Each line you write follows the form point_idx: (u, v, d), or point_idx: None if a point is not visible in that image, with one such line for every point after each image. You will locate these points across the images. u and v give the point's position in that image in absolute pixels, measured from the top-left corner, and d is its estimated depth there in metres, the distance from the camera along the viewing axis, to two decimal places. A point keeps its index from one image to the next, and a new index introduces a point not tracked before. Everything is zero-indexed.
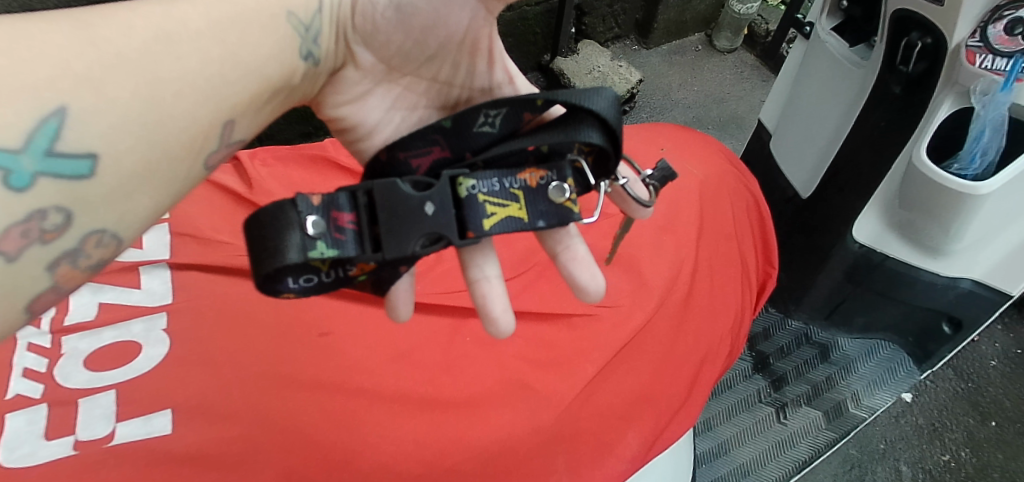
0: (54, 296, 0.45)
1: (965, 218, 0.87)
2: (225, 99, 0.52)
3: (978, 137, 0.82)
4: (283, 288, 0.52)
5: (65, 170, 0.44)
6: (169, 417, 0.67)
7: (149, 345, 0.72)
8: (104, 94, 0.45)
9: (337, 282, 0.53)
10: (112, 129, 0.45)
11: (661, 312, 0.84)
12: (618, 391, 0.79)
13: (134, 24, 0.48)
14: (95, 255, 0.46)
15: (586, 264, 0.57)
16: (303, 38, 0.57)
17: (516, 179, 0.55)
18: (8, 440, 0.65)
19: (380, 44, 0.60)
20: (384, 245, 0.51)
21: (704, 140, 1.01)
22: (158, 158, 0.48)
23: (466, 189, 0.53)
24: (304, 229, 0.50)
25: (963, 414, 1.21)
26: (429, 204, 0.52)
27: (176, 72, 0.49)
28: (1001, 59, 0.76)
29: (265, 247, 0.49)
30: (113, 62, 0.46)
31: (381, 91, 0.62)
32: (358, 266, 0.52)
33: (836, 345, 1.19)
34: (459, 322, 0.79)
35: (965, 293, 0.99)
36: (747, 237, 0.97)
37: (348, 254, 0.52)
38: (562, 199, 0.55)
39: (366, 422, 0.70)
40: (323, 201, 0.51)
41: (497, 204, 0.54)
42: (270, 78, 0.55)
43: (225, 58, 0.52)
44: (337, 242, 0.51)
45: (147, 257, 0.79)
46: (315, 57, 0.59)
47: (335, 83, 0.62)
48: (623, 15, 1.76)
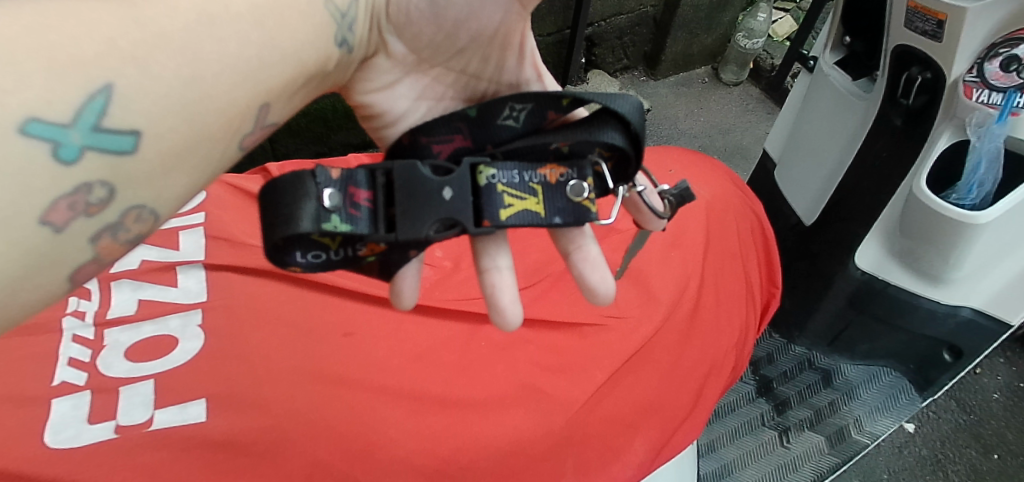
0: (94, 268, 0.46)
1: (965, 246, 0.90)
2: (262, 84, 0.52)
3: (974, 169, 0.87)
4: (291, 261, 0.54)
5: (110, 145, 0.44)
6: (203, 407, 0.71)
7: (185, 340, 0.75)
8: (148, 71, 0.45)
9: (345, 262, 0.57)
10: (154, 106, 0.45)
11: (668, 324, 0.88)
12: (627, 400, 0.82)
13: (179, 5, 0.48)
14: (133, 229, 0.47)
15: (597, 266, 0.59)
16: (339, 24, 0.59)
17: (537, 174, 0.59)
18: (54, 424, 0.68)
19: (412, 35, 0.64)
20: (399, 226, 0.55)
21: (712, 164, 1.05)
22: (197, 138, 0.48)
23: (486, 177, 0.57)
24: (321, 201, 0.53)
25: (966, 446, 1.23)
26: (447, 189, 0.56)
27: (217, 54, 0.49)
28: (997, 94, 0.81)
29: (280, 214, 0.52)
30: (157, 41, 0.46)
31: (410, 81, 0.66)
32: (368, 246, 0.56)
33: (839, 370, 1.22)
34: (475, 327, 0.82)
35: (964, 322, 1.02)
36: (752, 257, 1.01)
37: (361, 231, 0.54)
38: (580, 198, 0.58)
39: (387, 417, 0.73)
40: (342, 176, 0.54)
41: (515, 196, 0.57)
42: (305, 63, 0.55)
43: (264, 43, 0.52)
44: (351, 218, 0.54)
45: (182, 258, 0.82)
46: (349, 44, 0.60)
47: (366, 70, 0.65)
48: (631, 47, 1.83)
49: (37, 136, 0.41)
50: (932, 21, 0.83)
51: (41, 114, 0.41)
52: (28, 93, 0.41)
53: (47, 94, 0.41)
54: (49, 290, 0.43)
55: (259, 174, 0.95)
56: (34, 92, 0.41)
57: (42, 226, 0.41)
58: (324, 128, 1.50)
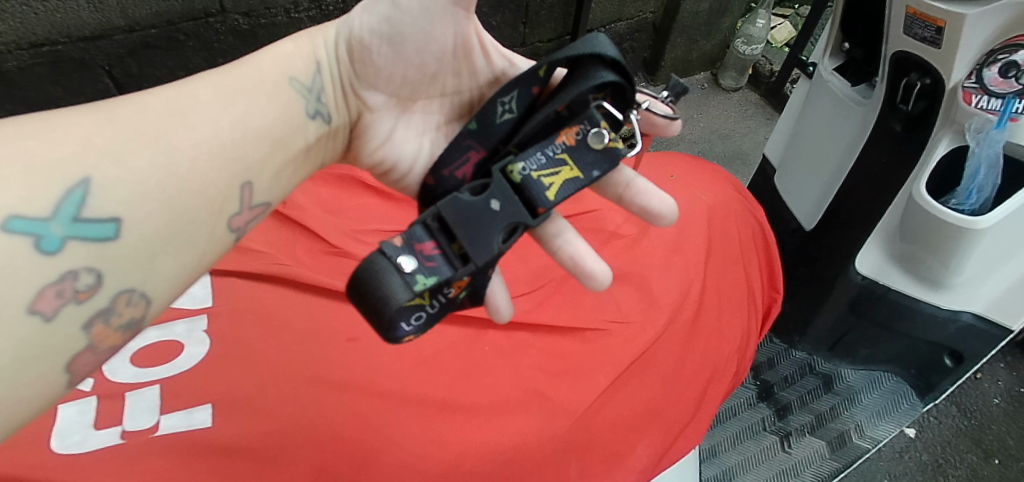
0: (92, 356, 0.51)
1: (965, 251, 0.90)
2: (241, 164, 0.59)
3: (973, 175, 0.87)
4: (400, 334, 0.57)
5: (90, 233, 0.50)
6: (209, 412, 0.71)
7: (190, 345, 0.75)
8: (122, 164, 0.52)
9: (444, 308, 0.59)
10: (130, 195, 0.52)
11: (670, 330, 0.87)
12: (630, 405, 0.82)
13: (150, 104, 0.56)
14: (125, 313, 0.52)
15: (653, 193, 0.64)
16: (307, 99, 0.64)
17: (557, 145, 0.61)
18: (60, 429, 0.68)
19: (385, 80, 0.67)
20: (472, 255, 0.58)
21: (713, 170, 1.06)
22: (179, 222, 0.54)
23: (518, 173, 0.60)
24: (400, 269, 0.56)
25: (966, 451, 1.23)
26: (494, 201, 0.59)
27: (191, 141, 0.56)
28: (995, 99, 0.82)
29: (374, 297, 0.56)
30: (130, 137, 0.54)
31: (404, 124, 0.69)
32: (455, 285, 0.58)
33: (840, 375, 1.22)
34: (478, 332, 0.83)
35: (965, 327, 1.02)
36: (754, 262, 1.02)
37: (444, 275, 0.57)
38: (604, 142, 0.61)
39: (392, 422, 0.73)
40: (404, 240, 0.57)
41: (551, 174, 0.61)
42: (280, 140, 0.62)
43: (235, 124, 0.59)
44: (432, 269, 0.57)
45: None
46: (323, 114, 0.66)
47: (361, 131, 0.69)
48: (631, 53, 1.84)
49: (19, 230, 0.47)
50: (931, 28, 0.84)
51: (21, 211, 0.48)
52: (7, 195, 0.48)
53: (25, 195, 0.48)
54: (42, 376, 0.48)
55: None
56: (15, 194, 0.48)
57: (32, 314, 0.47)
58: None
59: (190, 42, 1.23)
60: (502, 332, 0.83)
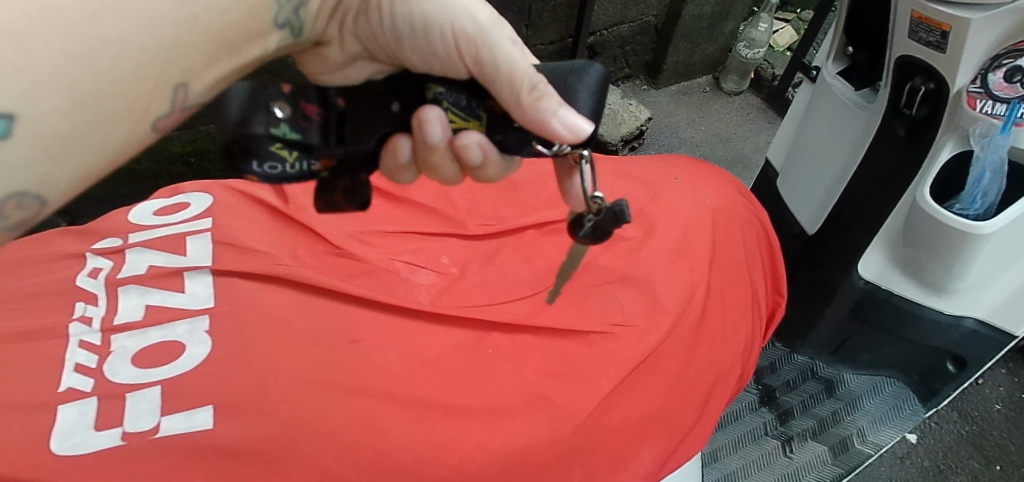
0: None
1: (969, 256, 0.90)
2: (175, 65, 0.54)
3: (978, 179, 0.87)
4: (248, 169, 0.54)
5: None
6: (210, 413, 0.70)
7: (192, 346, 0.75)
8: (31, 55, 0.48)
9: (302, 176, 0.57)
10: (36, 90, 0.49)
11: (674, 334, 0.87)
12: (633, 409, 0.82)
13: None
14: (13, 215, 0.51)
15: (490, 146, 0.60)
16: (284, 10, 0.60)
17: (485, 103, 0.60)
18: (60, 430, 0.68)
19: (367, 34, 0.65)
20: (347, 140, 0.58)
21: (717, 173, 1.05)
22: (85, 119, 0.52)
23: (433, 94, 0.58)
24: (272, 112, 0.55)
25: (968, 457, 1.22)
26: (395, 103, 0.59)
27: (119, 34, 0.51)
28: (1000, 104, 0.82)
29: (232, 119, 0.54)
30: (43, 16, 0.48)
31: (362, 62, 0.69)
32: (322, 161, 0.57)
33: (842, 380, 1.21)
34: (481, 335, 0.82)
35: (968, 332, 1.02)
36: (758, 266, 1.01)
37: (310, 141, 0.57)
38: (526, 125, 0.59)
39: (394, 425, 0.73)
40: (293, 89, 0.56)
41: (457, 116, 0.59)
42: (229, 43, 0.57)
43: (180, 22, 0.53)
44: (301, 128, 0.56)
45: (190, 264, 0.82)
46: (292, 26, 0.62)
47: (324, 47, 0.67)
48: (633, 56, 1.84)
49: None
50: (937, 31, 0.83)
51: None
52: None
53: None
54: None
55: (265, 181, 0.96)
56: None
57: None
58: None
59: None
60: (505, 335, 0.82)
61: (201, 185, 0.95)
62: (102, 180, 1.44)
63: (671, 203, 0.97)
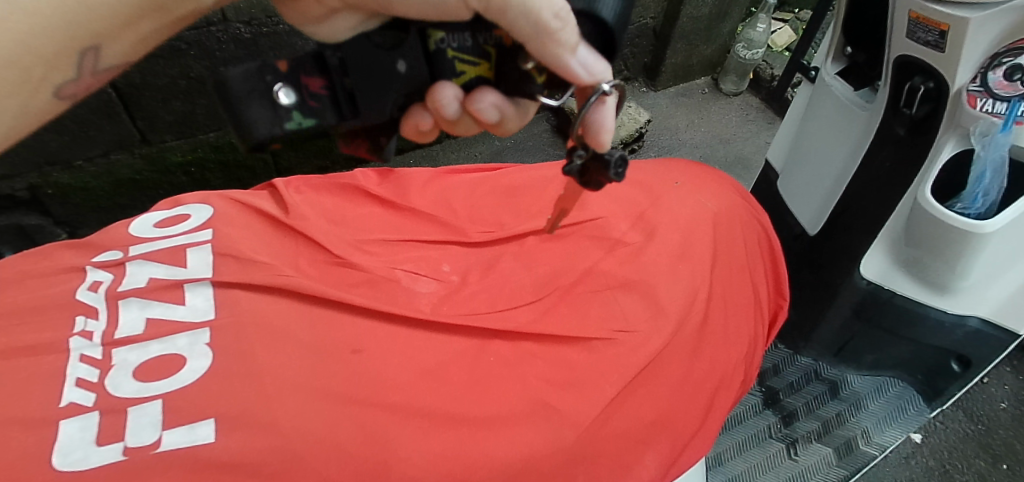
0: None
1: (972, 256, 0.89)
2: (81, 31, 0.58)
3: (979, 178, 0.87)
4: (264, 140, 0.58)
5: None
6: (212, 426, 0.70)
7: (192, 358, 0.74)
8: None
9: (319, 134, 0.59)
10: None
11: (676, 339, 0.87)
12: (636, 414, 0.82)
13: None
14: None
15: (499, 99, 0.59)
16: None
17: (491, 35, 0.57)
18: (61, 446, 0.67)
19: None
20: (360, 108, 0.58)
21: (717, 175, 1.05)
22: None
23: (436, 42, 0.56)
24: (278, 101, 0.57)
25: (974, 456, 1.22)
26: (400, 62, 0.57)
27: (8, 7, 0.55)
28: (1000, 103, 0.81)
29: (244, 119, 0.57)
30: None
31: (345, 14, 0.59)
32: (339, 129, 0.59)
33: (845, 381, 1.21)
34: (483, 343, 0.82)
35: (972, 332, 1.01)
36: (759, 269, 1.01)
37: (327, 121, 0.58)
38: (528, 67, 0.57)
39: (397, 436, 0.72)
40: (291, 65, 0.56)
41: (467, 62, 0.57)
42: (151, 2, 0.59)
43: None
44: (313, 111, 0.57)
45: (190, 275, 0.82)
46: None
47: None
48: (632, 59, 1.83)
49: None
50: (935, 32, 0.83)
51: None
52: None
53: None
54: None
55: (265, 192, 0.96)
56: None
57: None
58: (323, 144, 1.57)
59: (191, 51, 1.31)
60: (507, 342, 0.82)
61: (202, 195, 0.95)
62: (103, 192, 1.44)
63: (672, 207, 0.97)
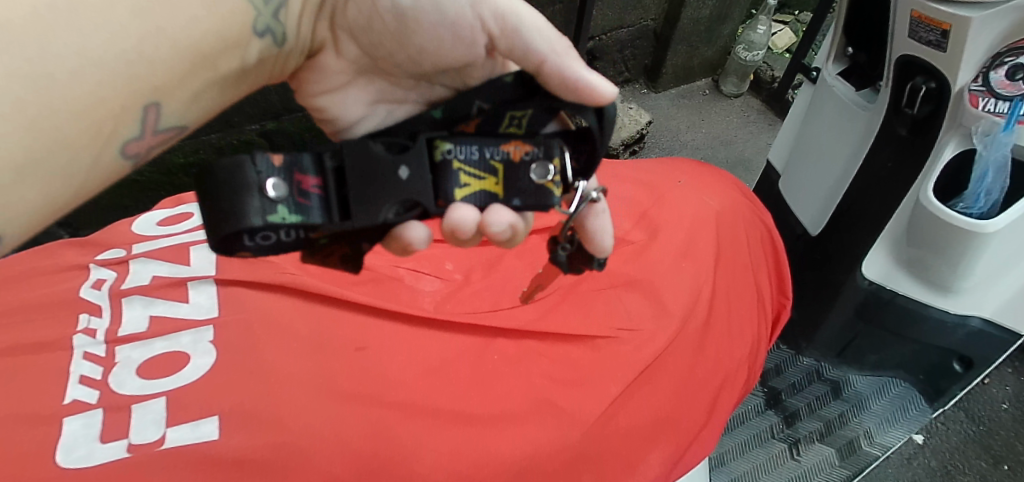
0: None
1: (975, 256, 0.89)
2: (145, 84, 0.54)
3: (982, 177, 0.87)
4: (241, 246, 0.55)
5: None
6: (216, 424, 0.70)
7: (197, 356, 0.74)
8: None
9: (297, 245, 0.57)
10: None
11: (680, 338, 0.86)
12: (640, 413, 0.81)
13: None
14: None
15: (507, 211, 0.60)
16: (261, 14, 0.60)
17: (499, 151, 0.59)
18: (65, 443, 0.67)
19: (365, 41, 0.66)
20: (354, 214, 0.56)
21: (720, 175, 1.05)
22: (44, 145, 0.50)
23: (442, 153, 0.58)
24: (265, 193, 0.55)
25: (975, 457, 1.22)
26: (403, 168, 0.57)
27: (76, 47, 0.49)
28: (1002, 102, 0.81)
29: (224, 208, 0.54)
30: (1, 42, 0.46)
31: (359, 86, 0.69)
32: (322, 233, 0.57)
33: (848, 381, 1.20)
34: (486, 342, 0.81)
35: (974, 332, 1.02)
36: (762, 267, 1.01)
37: (312, 219, 0.56)
38: (544, 180, 0.59)
39: (401, 434, 0.72)
40: (286, 163, 0.56)
41: (472, 175, 0.59)
42: (205, 56, 0.57)
43: (148, 36, 0.53)
44: (301, 208, 0.56)
45: (194, 274, 0.82)
46: (273, 34, 0.62)
47: (314, 68, 0.68)
48: (632, 60, 1.83)
49: None
50: (936, 31, 0.83)
51: None
52: None
53: None
54: None
55: None
56: None
57: None
58: None
59: None
60: (511, 341, 0.82)
61: None
62: (104, 192, 1.43)
63: (675, 206, 0.97)
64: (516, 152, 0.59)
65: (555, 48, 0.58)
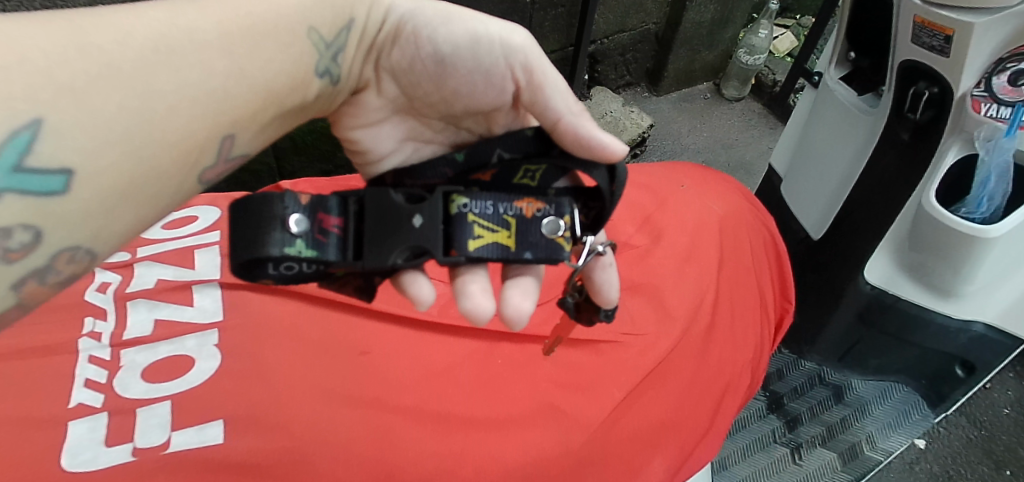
0: (18, 312, 0.47)
1: (978, 260, 0.89)
2: (228, 115, 0.54)
3: (983, 183, 0.87)
4: (263, 274, 0.56)
5: (34, 186, 0.45)
6: (221, 428, 0.70)
7: (202, 360, 0.74)
8: (87, 105, 0.46)
9: (313, 276, 0.58)
10: (92, 144, 0.47)
11: (684, 343, 0.86)
12: (644, 418, 0.81)
13: (135, 32, 0.50)
14: (65, 271, 0.47)
15: (524, 294, 0.58)
16: (322, 55, 0.61)
17: (512, 207, 0.60)
18: (70, 446, 0.67)
19: (408, 83, 0.67)
20: (366, 254, 0.58)
21: (723, 179, 1.05)
22: (144, 173, 0.49)
23: (458, 207, 0.59)
24: (288, 226, 0.55)
25: (977, 462, 1.21)
26: (417, 217, 0.58)
27: (174, 84, 0.51)
28: (1005, 107, 0.82)
29: (248, 236, 0.54)
30: (102, 72, 0.47)
31: (394, 123, 0.70)
32: (335, 268, 0.58)
33: (850, 386, 1.21)
34: (491, 346, 0.81)
35: (977, 337, 1.01)
36: (766, 272, 1.01)
37: (327, 256, 0.57)
38: (555, 235, 0.59)
39: (406, 438, 0.72)
40: (312, 202, 0.57)
41: (486, 227, 0.59)
42: (275, 94, 0.57)
43: (229, 72, 0.54)
44: (317, 243, 0.57)
45: (199, 277, 0.82)
46: (331, 75, 0.62)
47: (354, 105, 0.68)
48: (634, 64, 1.84)
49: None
50: (940, 36, 0.83)
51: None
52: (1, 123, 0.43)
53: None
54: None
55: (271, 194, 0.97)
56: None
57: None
58: (331, 145, 1.44)
59: None
60: (516, 345, 0.82)
61: (208, 198, 0.95)
62: None
63: (679, 210, 0.97)
64: (529, 209, 0.60)
65: (572, 108, 0.62)
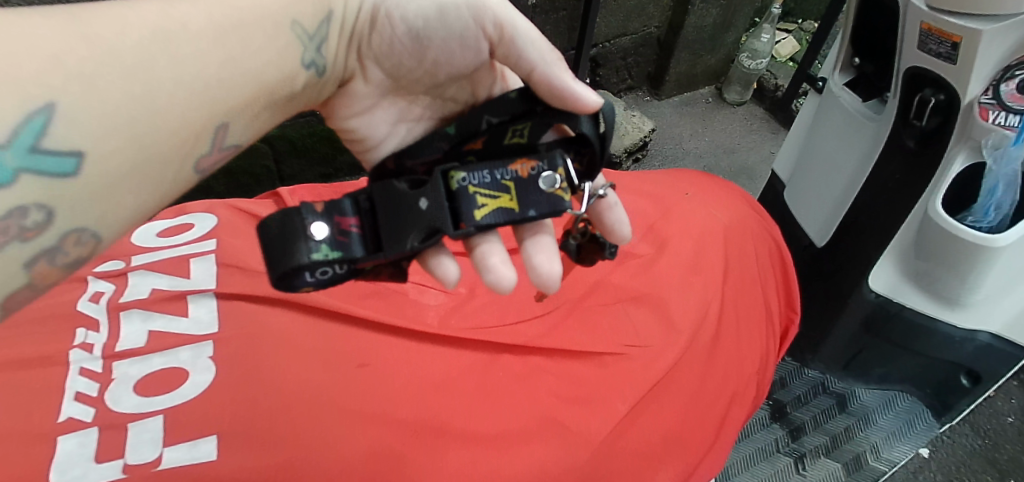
0: (29, 292, 0.51)
1: (985, 269, 0.88)
2: (218, 105, 0.57)
3: (991, 191, 0.85)
4: (300, 284, 0.57)
5: (51, 167, 0.49)
6: (215, 444, 0.68)
7: (196, 372, 0.73)
8: (98, 94, 0.51)
9: (349, 277, 0.59)
10: (100, 130, 0.51)
11: (688, 354, 0.84)
12: (646, 431, 0.80)
13: (131, 21, 0.54)
14: (73, 252, 0.52)
15: (545, 252, 0.61)
16: (305, 46, 0.63)
17: (508, 171, 0.59)
18: (60, 462, 0.66)
19: (391, 64, 0.68)
20: (386, 244, 0.59)
21: (727, 187, 1.03)
22: (147, 158, 0.54)
23: (457, 182, 0.58)
24: (311, 235, 0.56)
25: (982, 471, 1.20)
26: (423, 200, 0.58)
27: (171, 72, 0.54)
28: (1014, 115, 0.80)
29: (278, 250, 0.55)
30: (104, 58, 0.51)
31: (386, 106, 0.71)
32: (364, 265, 0.58)
33: (854, 395, 1.19)
34: (491, 358, 0.80)
35: (983, 347, 1.00)
36: (771, 282, 0.99)
37: (353, 254, 0.58)
38: (554, 188, 0.59)
39: (403, 454, 0.71)
40: (326, 207, 0.58)
41: (488, 195, 0.58)
42: (268, 84, 0.61)
43: (223, 63, 0.57)
44: (341, 245, 0.57)
45: (193, 286, 0.80)
46: (317, 66, 0.65)
47: (344, 95, 0.70)
48: (635, 67, 1.82)
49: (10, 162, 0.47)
50: (947, 43, 0.81)
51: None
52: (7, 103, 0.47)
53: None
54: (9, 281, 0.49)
55: (268, 201, 0.95)
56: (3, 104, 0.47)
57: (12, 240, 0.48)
58: (331, 147, 1.43)
59: None
60: (515, 357, 0.81)
61: (204, 204, 0.93)
62: None
63: (681, 218, 0.96)
64: (523, 169, 0.59)
65: (545, 57, 0.63)
